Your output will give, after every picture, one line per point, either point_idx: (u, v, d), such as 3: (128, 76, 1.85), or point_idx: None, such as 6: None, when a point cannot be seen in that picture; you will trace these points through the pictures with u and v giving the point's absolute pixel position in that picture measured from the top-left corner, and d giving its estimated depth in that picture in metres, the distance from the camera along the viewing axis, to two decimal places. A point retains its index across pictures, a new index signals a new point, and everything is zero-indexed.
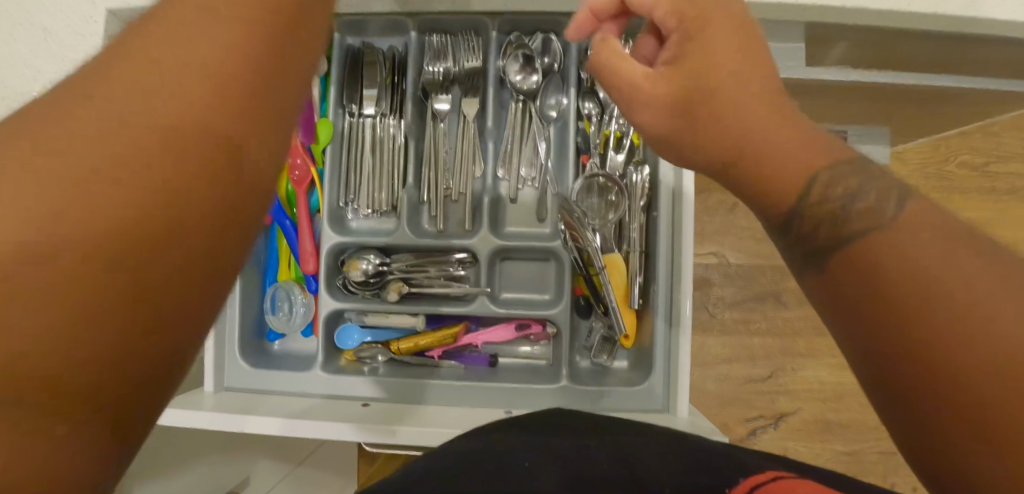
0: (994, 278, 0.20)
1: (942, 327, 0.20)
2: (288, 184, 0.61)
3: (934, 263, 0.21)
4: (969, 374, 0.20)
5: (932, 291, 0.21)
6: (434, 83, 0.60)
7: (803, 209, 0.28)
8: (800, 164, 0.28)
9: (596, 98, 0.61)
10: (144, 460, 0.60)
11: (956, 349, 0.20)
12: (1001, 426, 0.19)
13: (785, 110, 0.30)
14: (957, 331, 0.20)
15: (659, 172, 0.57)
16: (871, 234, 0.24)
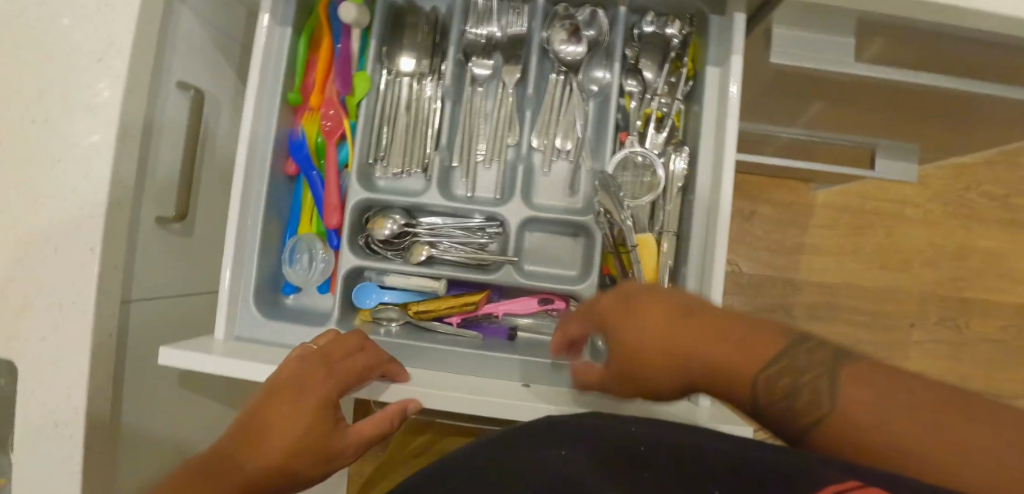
0: (925, 422, 0.25)
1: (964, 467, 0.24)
2: (318, 136, 0.60)
3: (867, 405, 0.27)
4: (978, 472, 0.24)
5: (906, 425, 0.26)
6: (476, 47, 0.59)
7: (758, 401, 0.31)
8: (743, 380, 0.31)
9: (639, 77, 0.61)
10: (143, 406, 0.59)
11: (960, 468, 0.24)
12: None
13: (686, 316, 0.34)
14: (942, 467, 0.24)
15: (698, 152, 0.56)
16: (827, 422, 0.28)
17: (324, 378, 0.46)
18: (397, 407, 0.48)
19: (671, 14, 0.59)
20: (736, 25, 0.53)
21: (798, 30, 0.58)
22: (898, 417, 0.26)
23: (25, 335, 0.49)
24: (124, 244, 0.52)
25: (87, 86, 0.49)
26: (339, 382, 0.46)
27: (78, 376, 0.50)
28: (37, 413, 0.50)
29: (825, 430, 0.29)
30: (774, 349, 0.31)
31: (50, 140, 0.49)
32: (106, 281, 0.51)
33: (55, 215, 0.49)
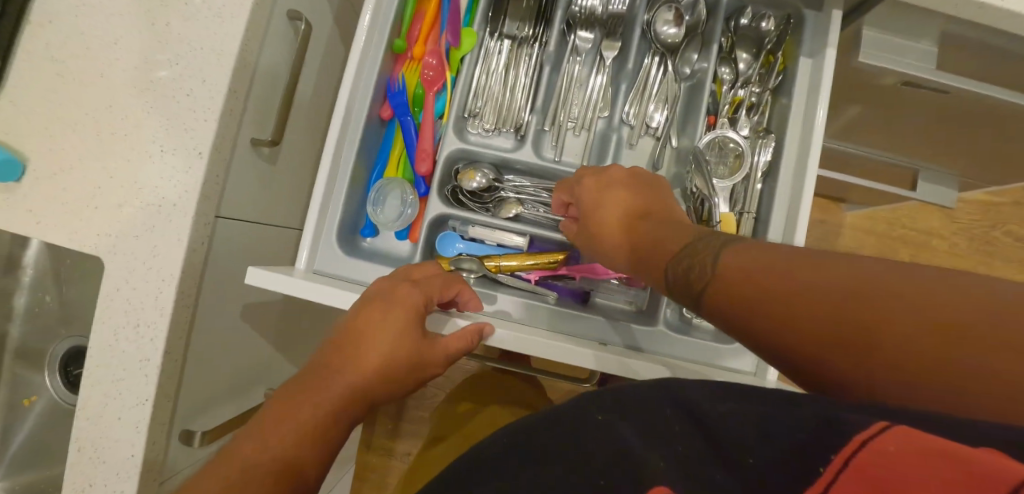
0: (803, 288, 0.32)
1: (810, 317, 0.31)
2: (417, 85, 0.62)
3: (755, 282, 0.34)
4: (867, 336, 0.29)
5: (791, 294, 0.32)
6: (581, 18, 0.61)
7: (671, 267, 0.40)
8: (653, 253, 0.43)
9: (733, 65, 0.63)
10: (212, 326, 0.60)
11: (836, 322, 0.30)
12: (910, 350, 0.28)
13: (634, 212, 0.47)
14: (825, 331, 0.31)
15: (784, 141, 0.59)
16: (718, 282, 0.37)
17: (410, 297, 0.47)
18: (473, 326, 0.49)
19: (768, 9, 0.62)
20: (832, 22, 0.56)
21: (888, 35, 0.63)
22: (789, 293, 0.32)
23: (126, 231, 0.51)
24: (225, 158, 0.54)
25: (215, 3, 0.52)
26: (423, 293, 0.48)
27: (170, 280, 0.51)
28: (126, 311, 0.51)
29: (708, 286, 0.38)
30: (679, 230, 0.42)
31: (176, 49, 0.52)
32: (207, 190, 0.52)
33: (171, 123, 0.51)
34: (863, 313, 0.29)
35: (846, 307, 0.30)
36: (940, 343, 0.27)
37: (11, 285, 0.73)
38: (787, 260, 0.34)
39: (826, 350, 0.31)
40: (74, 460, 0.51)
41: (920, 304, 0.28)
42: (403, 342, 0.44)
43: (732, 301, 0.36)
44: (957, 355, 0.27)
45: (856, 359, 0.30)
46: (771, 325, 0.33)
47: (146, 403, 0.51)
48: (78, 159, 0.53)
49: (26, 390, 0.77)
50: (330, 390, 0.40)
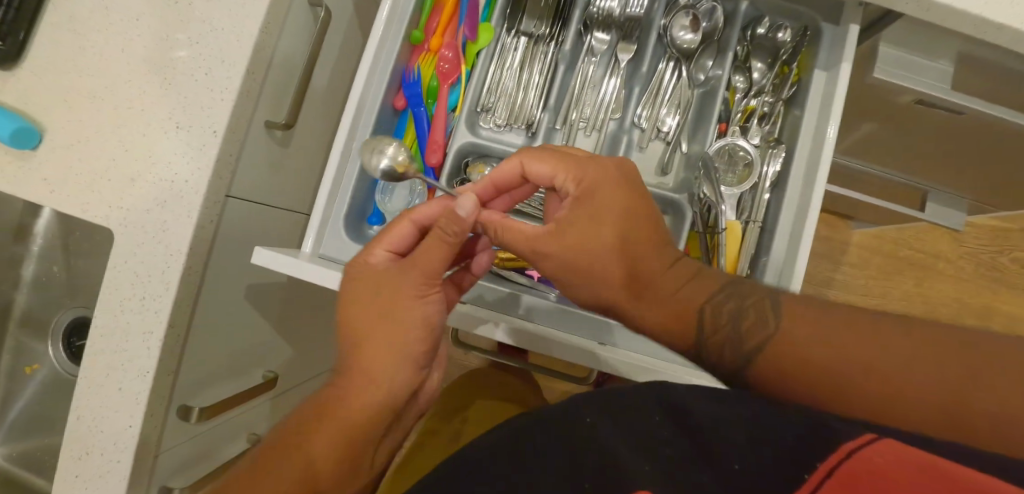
0: (836, 348, 0.37)
1: (836, 372, 0.36)
2: (432, 77, 0.62)
3: (796, 338, 0.39)
4: (901, 391, 0.34)
5: (828, 354, 0.37)
6: (599, 20, 0.61)
7: (704, 320, 0.43)
8: (660, 273, 0.46)
9: (747, 74, 0.64)
10: (216, 304, 0.60)
11: (872, 383, 0.35)
12: (936, 401, 0.33)
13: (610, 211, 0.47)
14: (862, 385, 0.35)
15: (794, 152, 0.59)
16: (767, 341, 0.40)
17: (373, 281, 0.45)
18: (440, 266, 0.45)
19: (787, 20, 0.62)
20: (849, 35, 0.56)
21: (904, 52, 0.63)
22: (824, 354, 0.37)
23: (137, 205, 0.52)
24: (239, 138, 0.54)
25: None
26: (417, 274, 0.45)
27: (177, 255, 0.51)
28: (133, 284, 0.51)
29: (760, 345, 0.40)
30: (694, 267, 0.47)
31: (198, 29, 0.53)
32: (220, 169, 0.53)
33: (187, 101, 0.52)
34: (899, 365, 0.35)
35: (878, 369, 0.35)
36: (951, 397, 0.33)
37: (20, 253, 0.74)
38: (819, 318, 0.40)
39: (863, 393, 0.35)
40: (73, 428, 0.51)
41: (933, 365, 0.34)
42: (372, 332, 0.44)
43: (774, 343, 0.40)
44: (966, 406, 0.32)
45: (885, 398, 0.34)
46: (811, 384, 0.37)
47: (147, 376, 0.52)
48: (94, 131, 0.53)
49: (29, 358, 0.77)
50: (334, 412, 0.43)
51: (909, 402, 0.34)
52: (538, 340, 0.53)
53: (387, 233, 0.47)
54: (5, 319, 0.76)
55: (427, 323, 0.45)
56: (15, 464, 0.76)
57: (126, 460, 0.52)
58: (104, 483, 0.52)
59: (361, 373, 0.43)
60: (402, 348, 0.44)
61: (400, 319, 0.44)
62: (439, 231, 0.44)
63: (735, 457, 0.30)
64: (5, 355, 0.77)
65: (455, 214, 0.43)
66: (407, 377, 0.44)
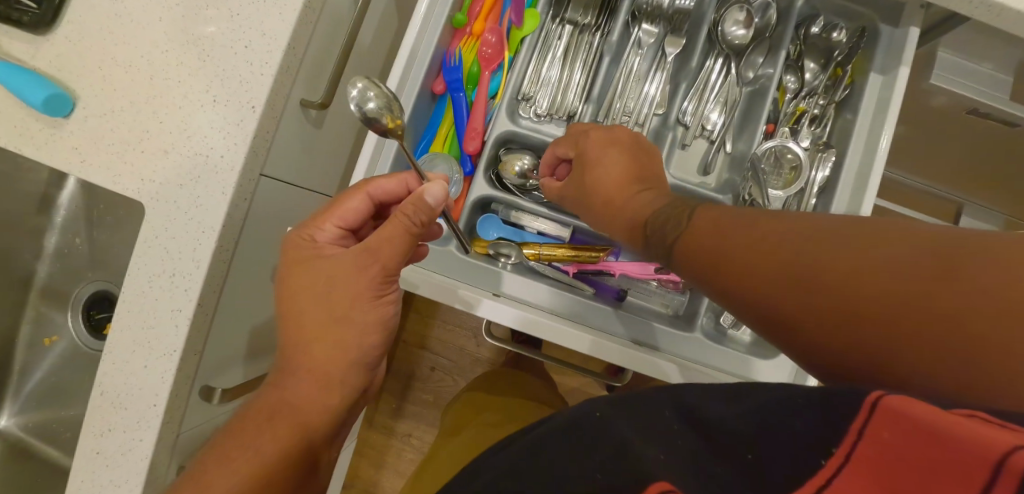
0: (802, 249, 0.31)
1: (802, 277, 0.30)
2: (473, 63, 0.60)
3: (768, 241, 0.33)
4: (871, 305, 0.27)
5: (791, 257, 0.31)
6: (647, 11, 0.59)
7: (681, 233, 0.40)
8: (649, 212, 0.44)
9: (798, 74, 0.62)
10: (242, 284, 0.59)
11: (831, 292, 0.29)
12: (907, 318, 0.26)
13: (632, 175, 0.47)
14: (825, 293, 0.29)
15: (846, 157, 0.57)
16: (716, 235, 0.37)
17: (324, 277, 0.43)
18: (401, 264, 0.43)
19: (841, 20, 0.59)
20: (908, 38, 0.55)
21: (960, 59, 0.61)
22: (783, 254, 0.32)
23: (170, 179, 0.50)
24: (277, 116, 0.53)
25: None
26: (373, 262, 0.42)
27: (210, 232, 0.50)
28: (162, 260, 0.50)
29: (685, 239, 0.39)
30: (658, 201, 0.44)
31: (238, 1, 0.51)
32: (256, 146, 0.51)
33: (223, 74, 0.51)
34: (843, 277, 0.29)
35: (840, 272, 0.29)
36: (916, 304, 0.25)
37: (43, 224, 0.73)
38: (781, 227, 0.34)
39: (812, 329, 0.30)
40: (97, 404, 0.51)
41: (905, 275, 0.26)
42: (323, 333, 0.42)
43: (712, 263, 0.37)
44: (913, 320, 0.26)
45: (831, 329, 0.29)
46: (772, 286, 0.32)
47: (173, 354, 0.51)
48: (129, 102, 0.52)
49: (48, 330, 0.77)
50: (278, 415, 0.41)
51: (874, 320, 0.27)
52: (567, 336, 0.52)
53: (336, 209, 0.46)
54: (25, 289, 0.76)
55: (386, 323, 0.44)
56: (30, 436, 0.76)
57: (149, 439, 0.51)
58: (126, 462, 0.51)
59: (307, 370, 0.42)
60: (353, 351, 0.43)
61: (353, 319, 0.42)
62: (404, 219, 0.41)
63: (743, 443, 0.27)
64: (25, 326, 0.77)
65: (423, 202, 0.41)
66: (360, 378, 0.44)
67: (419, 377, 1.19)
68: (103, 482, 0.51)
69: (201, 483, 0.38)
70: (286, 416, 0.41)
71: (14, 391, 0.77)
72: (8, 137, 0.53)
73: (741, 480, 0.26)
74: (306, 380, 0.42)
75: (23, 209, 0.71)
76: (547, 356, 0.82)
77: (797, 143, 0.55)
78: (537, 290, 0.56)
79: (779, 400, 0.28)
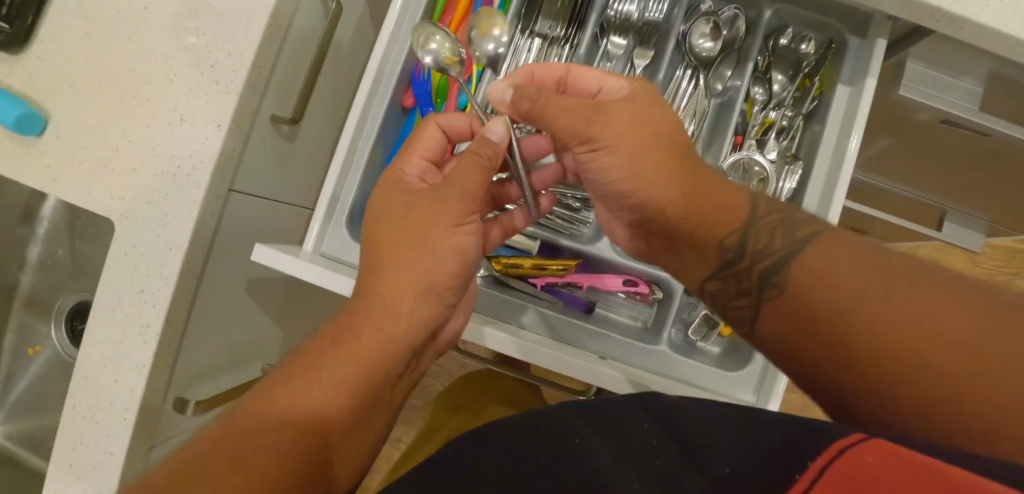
0: (895, 308, 0.35)
1: (896, 339, 0.35)
2: (441, 76, 0.60)
3: (859, 292, 0.37)
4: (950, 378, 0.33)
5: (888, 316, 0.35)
6: (615, 23, 0.60)
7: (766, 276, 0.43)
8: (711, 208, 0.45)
9: (766, 86, 0.62)
10: (214, 297, 0.60)
11: (922, 360, 0.34)
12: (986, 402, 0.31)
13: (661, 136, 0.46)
14: (910, 361, 0.34)
15: (813, 169, 0.57)
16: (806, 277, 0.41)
17: (393, 223, 0.44)
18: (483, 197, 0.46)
19: (810, 31, 0.59)
20: (875, 51, 0.55)
21: (930, 70, 0.61)
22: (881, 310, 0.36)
23: (139, 197, 0.51)
24: (244, 132, 0.54)
25: None
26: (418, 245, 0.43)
27: (177, 250, 0.51)
28: (131, 277, 0.51)
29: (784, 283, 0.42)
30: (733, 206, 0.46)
31: (205, 19, 0.52)
32: (222, 163, 0.52)
33: (191, 92, 0.51)
34: (929, 349, 0.33)
35: (928, 342, 0.34)
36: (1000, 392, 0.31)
37: (27, 234, 0.74)
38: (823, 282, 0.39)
39: (841, 375, 0.37)
40: (68, 418, 0.52)
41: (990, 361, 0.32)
42: (404, 263, 0.43)
43: (804, 305, 0.40)
44: (981, 398, 0.31)
45: (862, 374, 0.36)
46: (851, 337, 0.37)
47: (143, 369, 0.51)
48: (99, 120, 0.53)
49: (32, 339, 0.78)
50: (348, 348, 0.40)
51: (945, 390, 0.33)
52: (536, 352, 0.53)
53: (417, 144, 0.51)
54: (10, 299, 0.77)
55: (463, 254, 0.45)
56: (15, 443, 0.77)
57: (119, 453, 0.52)
58: (96, 474, 0.52)
59: (372, 305, 0.42)
60: (427, 285, 0.43)
61: (433, 246, 0.43)
62: (475, 156, 0.45)
63: (723, 461, 0.29)
64: (10, 335, 0.78)
65: (490, 134, 0.45)
66: (428, 313, 0.44)
67: None
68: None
69: (280, 411, 0.37)
70: (348, 351, 0.40)
71: None
72: None
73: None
74: (367, 334, 0.41)
75: (5, 221, 0.72)
76: (534, 376, 0.81)
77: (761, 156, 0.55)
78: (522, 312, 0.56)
79: (748, 432, 0.31)
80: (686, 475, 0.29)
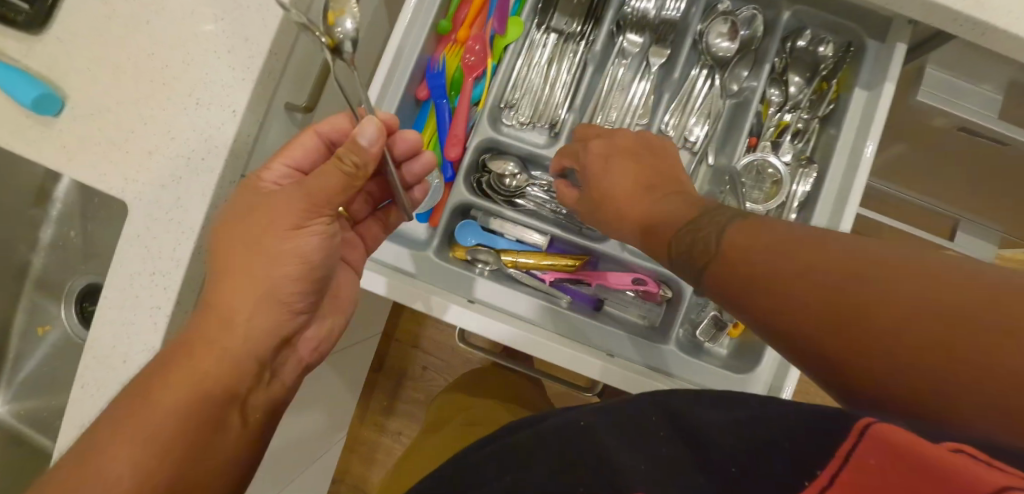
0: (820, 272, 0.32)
1: (823, 303, 0.31)
2: (457, 68, 0.60)
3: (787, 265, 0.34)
4: (884, 334, 0.28)
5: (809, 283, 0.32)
6: (632, 20, 0.59)
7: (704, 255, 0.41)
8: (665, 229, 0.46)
9: (783, 87, 0.61)
10: None
11: (857, 325, 0.29)
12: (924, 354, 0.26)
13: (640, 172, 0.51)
14: (841, 324, 0.30)
15: (827, 173, 0.56)
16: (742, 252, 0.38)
17: (256, 225, 0.42)
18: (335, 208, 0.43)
19: (829, 34, 0.59)
20: (894, 54, 0.54)
21: (949, 75, 0.60)
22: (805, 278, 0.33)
23: (153, 179, 0.51)
24: (258, 118, 0.54)
25: None
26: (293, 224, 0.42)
27: (189, 233, 0.51)
28: (143, 258, 0.51)
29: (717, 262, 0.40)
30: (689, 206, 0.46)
31: (223, 5, 0.52)
32: (236, 149, 0.52)
33: (207, 77, 0.52)
34: (861, 313, 0.29)
35: (852, 304, 0.30)
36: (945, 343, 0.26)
37: (39, 216, 0.75)
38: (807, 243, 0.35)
39: (797, 349, 0.33)
40: (76, 397, 0.52)
41: (920, 311, 0.27)
42: (241, 276, 0.42)
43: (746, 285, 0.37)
44: (927, 355, 0.26)
45: (822, 348, 0.31)
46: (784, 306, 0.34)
47: (152, 351, 0.52)
48: (116, 102, 0.53)
49: (42, 319, 0.79)
50: (178, 373, 0.40)
51: (889, 354, 0.28)
52: (543, 348, 0.53)
53: (286, 150, 0.48)
54: (22, 279, 0.78)
55: (307, 259, 0.43)
56: (23, 422, 0.78)
57: None
58: None
59: (207, 317, 0.42)
60: (275, 289, 0.43)
61: (270, 252, 0.42)
62: (337, 160, 0.39)
63: (728, 457, 0.30)
64: (20, 315, 0.79)
65: (356, 144, 0.38)
66: (274, 322, 0.44)
67: (410, 375, 1.20)
68: None
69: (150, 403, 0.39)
70: (199, 360, 0.40)
71: (9, 377, 0.79)
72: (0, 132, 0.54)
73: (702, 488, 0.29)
74: (203, 354, 0.41)
75: (20, 201, 0.73)
76: (537, 371, 0.82)
77: (775, 157, 0.55)
78: (518, 299, 0.56)
79: (751, 422, 0.31)
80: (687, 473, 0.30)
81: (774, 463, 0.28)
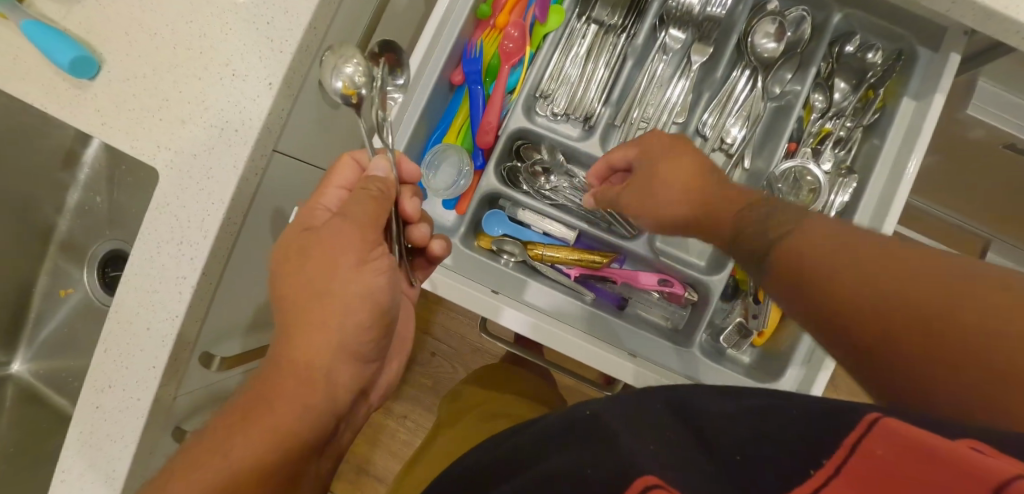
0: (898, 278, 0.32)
1: (927, 329, 0.30)
2: (493, 55, 0.59)
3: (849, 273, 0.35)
4: (960, 335, 0.28)
5: (888, 296, 0.32)
6: (675, 16, 0.58)
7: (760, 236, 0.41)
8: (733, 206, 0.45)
9: (827, 94, 0.60)
10: (249, 256, 0.60)
11: (963, 334, 0.28)
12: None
13: (673, 178, 0.48)
14: (929, 343, 0.30)
15: (869, 184, 0.55)
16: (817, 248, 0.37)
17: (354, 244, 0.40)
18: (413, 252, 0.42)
19: (880, 40, 0.57)
20: (947, 64, 0.52)
21: (1002, 90, 0.58)
22: (867, 292, 0.33)
23: (185, 149, 0.51)
24: (293, 93, 0.53)
25: None
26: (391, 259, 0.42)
27: (218, 204, 0.51)
28: (172, 228, 0.51)
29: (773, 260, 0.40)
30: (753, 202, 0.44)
31: None
32: (270, 122, 0.52)
33: (245, 49, 0.51)
34: (932, 328, 0.29)
35: (921, 316, 0.30)
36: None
37: (67, 179, 0.76)
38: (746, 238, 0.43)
39: (906, 375, 0.31)
40: (100, 361, 0.52)
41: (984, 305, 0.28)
42: (327, 301, 0.39)
43: (819, 300, 0.36)
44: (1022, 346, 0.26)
45: (923, 375, 0.30)
46: (895, 342, 0.31)
47: (176, 320, 0.52)
48: (152, 69, 0.53)
49: (64, 283, 0.79)
50: None
51: (985, 368, 0.27)
52: (573, 347, 0.51)
53: (334, 173, 0.46)
54: (46, 242, 0.78)
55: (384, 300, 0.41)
56: (42, 382, 0.79)
57: (146, 399, 0.52)
58: (122, 419, 0.52)
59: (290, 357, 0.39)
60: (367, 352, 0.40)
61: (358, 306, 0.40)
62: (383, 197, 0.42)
63: (734, 446, 0.29)
64: (42, 276, 0.79)
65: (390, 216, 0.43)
66: None
67: (419, 361, 1.19)
68: (100, 437, 0.53)
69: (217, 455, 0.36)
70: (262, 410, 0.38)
71: (27, 338, 0.80)
72: (36, 94, 0.54)
73: (727, 477, 0.28)
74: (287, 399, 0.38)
75: (48, 164, 0.73)
76: (544, 360, 0.82)
77: (812, 166, 0.53)
78: (556, 304, 0.56)
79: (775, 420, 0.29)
80: (696, 460, 0.29)
81: (782, 466, 0.27)
